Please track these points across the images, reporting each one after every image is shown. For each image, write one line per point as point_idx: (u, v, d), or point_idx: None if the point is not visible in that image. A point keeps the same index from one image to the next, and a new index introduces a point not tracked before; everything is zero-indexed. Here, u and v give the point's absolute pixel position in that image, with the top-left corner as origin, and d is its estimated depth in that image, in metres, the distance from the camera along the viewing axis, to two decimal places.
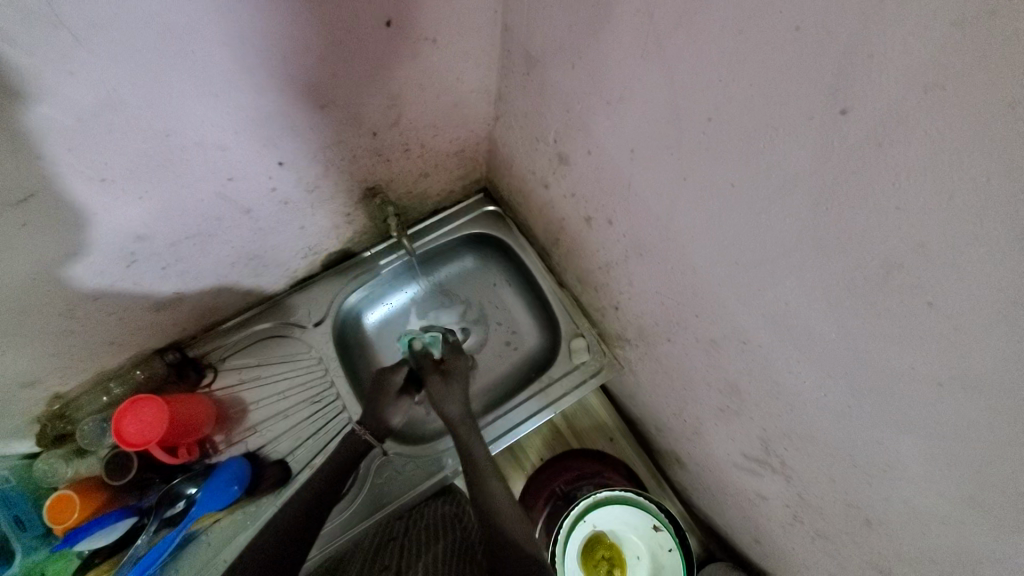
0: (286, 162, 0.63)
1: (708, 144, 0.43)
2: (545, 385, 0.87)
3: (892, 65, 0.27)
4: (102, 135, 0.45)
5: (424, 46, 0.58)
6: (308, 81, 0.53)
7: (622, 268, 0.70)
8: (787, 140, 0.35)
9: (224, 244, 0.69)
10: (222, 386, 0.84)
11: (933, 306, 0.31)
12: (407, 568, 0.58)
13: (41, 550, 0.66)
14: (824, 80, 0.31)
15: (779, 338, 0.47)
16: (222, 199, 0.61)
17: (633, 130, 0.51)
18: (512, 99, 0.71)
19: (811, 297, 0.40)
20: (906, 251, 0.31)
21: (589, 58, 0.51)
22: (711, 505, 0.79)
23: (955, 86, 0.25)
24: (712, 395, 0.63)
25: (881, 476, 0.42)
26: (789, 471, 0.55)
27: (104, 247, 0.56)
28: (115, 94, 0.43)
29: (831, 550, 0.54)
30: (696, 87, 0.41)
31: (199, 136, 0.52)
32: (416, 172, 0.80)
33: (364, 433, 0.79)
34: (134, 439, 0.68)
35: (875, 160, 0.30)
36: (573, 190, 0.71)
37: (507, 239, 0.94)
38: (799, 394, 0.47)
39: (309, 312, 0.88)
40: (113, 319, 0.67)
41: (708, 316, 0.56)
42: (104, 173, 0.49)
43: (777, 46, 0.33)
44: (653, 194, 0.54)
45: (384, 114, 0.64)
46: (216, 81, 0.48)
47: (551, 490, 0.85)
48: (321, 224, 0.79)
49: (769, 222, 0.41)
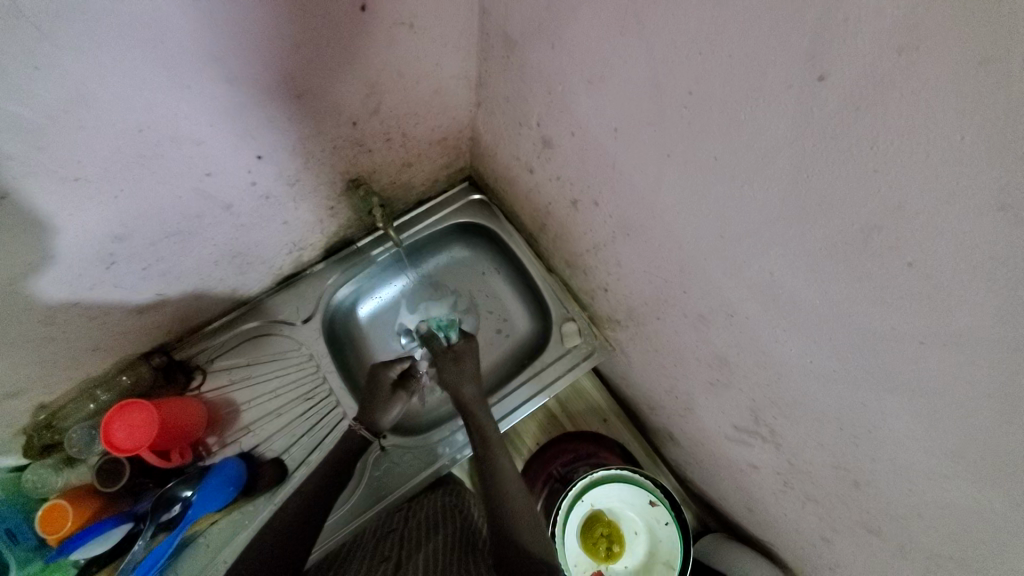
0: (265, 155, 0.62)
1: (690, 119, 0.43)
2: (538, 370, 0.88)
3: (867, 28, 0.27)
4: (73, 132, 0.44)
5: (401, 31, 0.57)
6: (284, 71, 0.52)
7: (610, 249, 0.70)
8: (768, 109, 0.36)
9: (206, 242, 0.68)
10: (212, 387, 0.83)
11: (913, 266, 0.32)
12: (408, 559, 0.58)
13: (35, 562, 0.65)
14: (801, 47, 0.31)
15: (765, 308, 0.48)
16: (202, 196, 0.60)
17: (616, 108, 0.51)
18: (493, 83, 0.71)
19: (795, 265, 0.41)
20: (885, 214, 0.32)
21: (569, 37, 0.51)
22: (706, 479, 0.81)
23: (928, 47, 0.26)
24: (703, 370, 0.64)
25: (868, 436, 0.43)
26: (779, 439, 0.56)
27: (81, 250, 0.55)
28: (85, 89, 0.42)
29: (821, 513, 0.56)
30: (676, 62, 0.41)
31: (174, 131, 0.51)
32: (399, 162, 0.79)
33: (360, 428, 0.80)
34: (124, 445, 0.67)
35: (854, 124, 0.31)
36: (558, 173, 0.71)
37: (494, 226, 0.94)
38: (786, 361, 0.49)
39: (297, 309, 0.87)
40: (96, 324, 0.66)
41: (696, 291, 0.57)
42: (78, 172, 0.48)
43: (754, 16, 0.33)
44: (638, 172, 0.54)
45: (364, 102, 0.63)
46: (190, 73, 0.46)
47: (548, 474, 0.86)
48: (304, 218, 0.78)
49: (752, 194, 0.42)
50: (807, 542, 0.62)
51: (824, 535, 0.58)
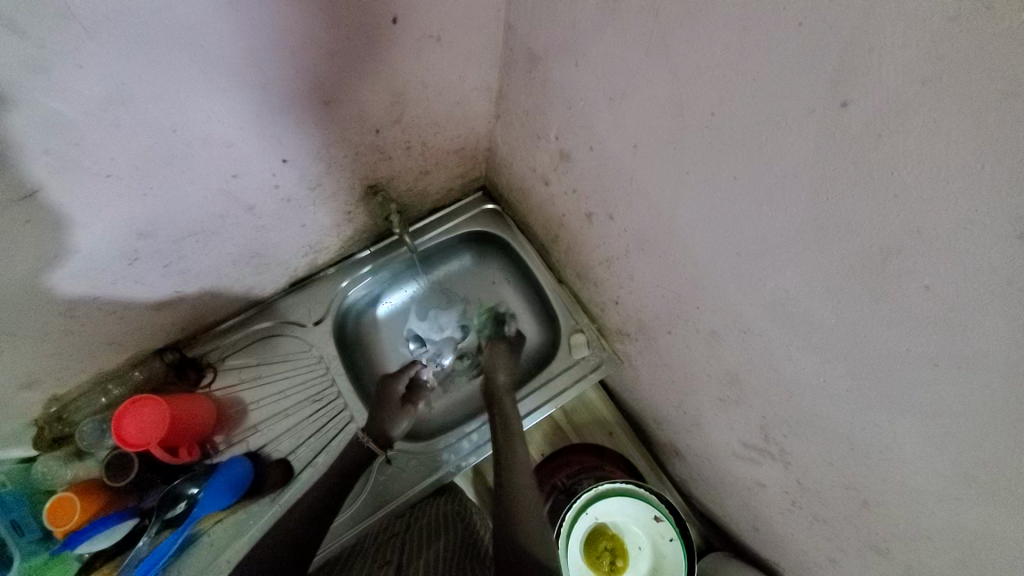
0: (289, 159, 0.63)
1: (711, 138, 0.44)
2: (546, 380, 0.88)
3: (891, 59, 0.28)
4: (109, 131, 0.45)
5: (428, 43, 0.58)
6: (312, 77, 0.53)
7: (623, 262, 0.71)
8: (789, 132, 0.37)
9: (226, 242, 0.69)
10: (222, 386, 0.83)
11: (929, 290, 0.33)
12: (411, 565, 0.58)
13: (40, 554, 0.65)
14: (826, 75, 0.32)
15: (779, 327, 0.48)
16: (226, 196, 0.62)
17: (636, 126, 0.52)
18: (513, 96, 0.72)
19: (811, 285, 0.42)
20: (904, 238, 0.32)
21: (593, 55, 0.52)
22: (710, 495, 0.81)
23: (951, 80, 0.26)
24: (713, 385, 0.65)
25: (879, 457, 0.44)
26: (788, 458, 0.56)
27: (106, 245, 0.56)
28: (123, 88, 0.43)
29: (828, 534, 0.56)
30: (699, 83, 0.42)
31: (204, 132, 0.52)
32: (417, 170, 0.81)
33: (366, 441, 0.80)
34: (134, 440, 0.67)
35: (875, 150, 0.32)
36: (574, 186, 0.72)
37: (507, 236, 0.95)
38: (799, 380, 0.49)
39: (309, 310, 0.88)
40: (114, 319, 0.67)
41: (709, 307, 0.57)
42: (109, 169, 0.49)
43: (781, 42, 0.34)
44: (655, 189, 0.55)
45: (387, 111, 0.65)
46: (224, 77, 0.48)
47: (552, 485, 0.86)
48: (322, 222, 0.79)
49: (771, 214, 0.42)
50: (813, 562, 0.62)
51: (832, 556, 0.57)
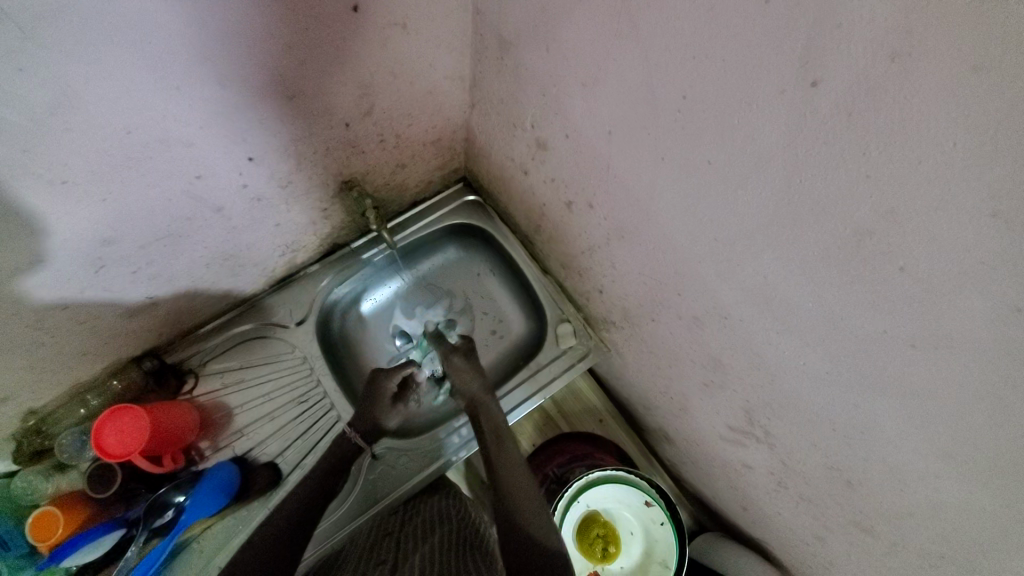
0: (256, 157, 0.61)
1: (684, 123, 0.43)
2: (534, 372, 0.88)
3: (859, 35, 0.28)
4: (60, 136, 0.43)
5: (394, 32, 0.57)
6: (275, 71, 0.51)
7: (604, 251, 0.70)
8: (760, 114, 0.36)
9: (197, 245, 0.67)
10: (205, 392, 0.82)
11: (905, 271, 0.32)
12: (404, 560, 0.57)
13: (27, 570, 0.64)
14: (794, 55, 0.31)
15: (758, 311, 0.48)
16: (191, 198, 0.60)
17: (609, 111, 0.51)
18: (487, 84, 0.70)
19: (788, 268, 0.41)
20: (877, 219, 0.32)
21: (563, 40, 0.51)
22: (701, 478, 0.81)
23: (919, 54, 0.26)
24: (697, 370, 0.65)
25: (860, 437, 0.44)
26: (772, 440, 0.57)
27: (69, 254, 0.54)
28: (70, 91, 0.41)
29: (814, 512, 0.57)
30: (670, 65, 0.41)
31: (164, 132, 0.50)
32: (393, 164, 0.79)
33: (353, 436, 0.79)
34: (115, 450, 0.66)
35: (847, 130, 0.31)
36: (552, 175, 0.71)
37: (489, 227, 0.94)
38: (779, 363, 0.49)
39: (290, 311, 0.86)
40: (86, 328, 0.65)
41: (689, 293, 0.57)
42: (66, 175, 0.47)
43: (748, 20, 0.33)
44: (632, 175, 0.54)
45: (357, 104, 0.63)
46: (179, 74, 0.46)
47: (544, 474, 0.86)
48: (298, 220, 0.77)
49: (745, 198, 0.42)
50: (801, 541, 0.63)
51: (818, 533, 0.58)
